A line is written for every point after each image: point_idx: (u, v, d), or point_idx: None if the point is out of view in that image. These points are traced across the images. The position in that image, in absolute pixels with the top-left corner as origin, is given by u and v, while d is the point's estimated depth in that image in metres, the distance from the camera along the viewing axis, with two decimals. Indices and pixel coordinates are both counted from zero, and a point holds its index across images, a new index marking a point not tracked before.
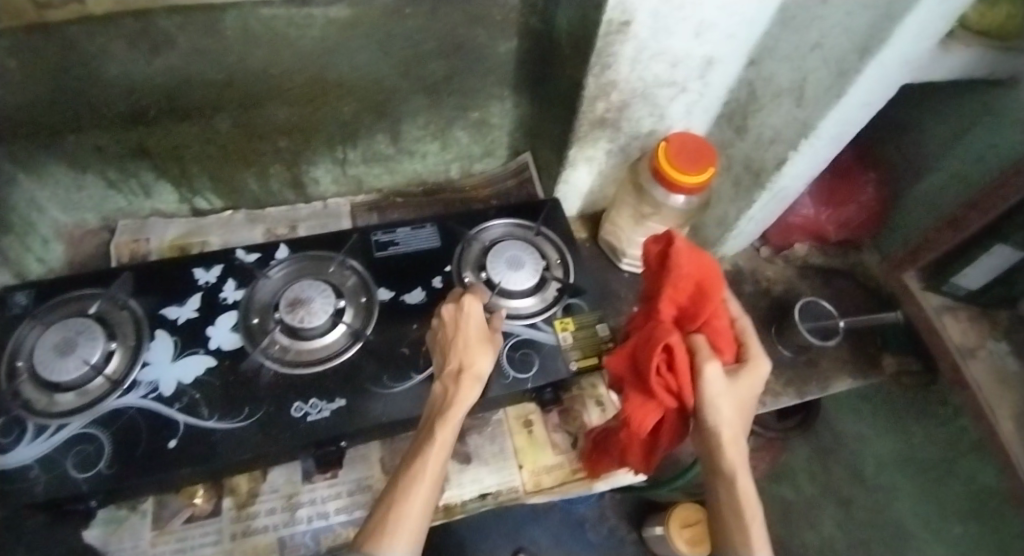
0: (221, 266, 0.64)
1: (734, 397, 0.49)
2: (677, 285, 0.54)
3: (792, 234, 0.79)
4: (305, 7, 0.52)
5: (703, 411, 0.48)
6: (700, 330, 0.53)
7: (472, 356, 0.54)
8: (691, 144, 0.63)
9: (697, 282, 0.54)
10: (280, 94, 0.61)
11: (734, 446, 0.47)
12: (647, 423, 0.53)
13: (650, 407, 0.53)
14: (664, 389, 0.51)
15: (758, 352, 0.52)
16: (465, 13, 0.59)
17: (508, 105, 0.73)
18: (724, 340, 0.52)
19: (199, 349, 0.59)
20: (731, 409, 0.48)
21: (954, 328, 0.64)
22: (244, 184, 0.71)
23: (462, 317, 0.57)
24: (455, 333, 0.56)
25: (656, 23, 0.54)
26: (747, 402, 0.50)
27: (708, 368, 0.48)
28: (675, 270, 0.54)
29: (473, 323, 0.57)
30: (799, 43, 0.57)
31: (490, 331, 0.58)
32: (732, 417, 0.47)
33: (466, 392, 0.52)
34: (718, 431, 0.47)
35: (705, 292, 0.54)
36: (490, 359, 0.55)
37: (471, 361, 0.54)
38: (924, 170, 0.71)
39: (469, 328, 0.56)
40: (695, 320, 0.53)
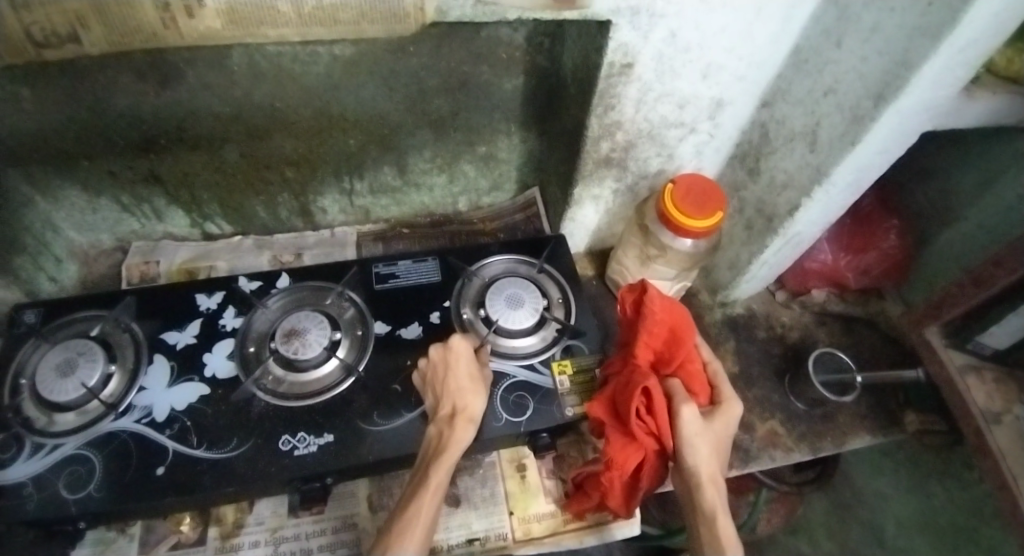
0: (223, 293, 0.65)
1: (711, 437, 0.51)
2: (653, 330, 0.57)
3: (810, 279, 0.76)
4: (310, 45, 0.54)
5: (682, 452, 0.50)
6: (675, 373, 0.56)
7: (465, 398, 0.54)
8: (700, 186, 0.61)
9: (670, 328, 0.58)
10: (288, 126, 0.62)
11: (712, 484, 0.49)
12: (628, 465, 0.53)
13: (632, 450, 0.53)
14: (644, 430, 0.52)
15: (729, 393, 0.55)
16: (470, 51, 0.59)
17: (515, 141, 0.73)
18: (697, 382, 0.55)
19: (193, 376, 0.59)
20: (707, 448, 0.50)
21: (979, 389, 0.60)
22: (253, 211, 0.72)
23: (454, 355, 0.56)
24: (447, 372, 0.56)
25: (659, 64, 0.54)
26: (722, 441, 0.52)
27: (685, 408, 0.50)
28: (650, 316, 0.57)
29: (464, 364, 0.56)
30: (812, 86, 0.55)
31: (479, 368, 0.58)
32: (709, 456, 0.50)
33: (460, 434, 0.51)
34: (696, 469, 0.49)
35: (677, 337, 0.57)
36: (481, 401, 0.54)
37: (465, 403, 0.53)
38: (950, 219, 0.68)
39: (459, 367, 0.55)
40: (670, 364, 0.57)
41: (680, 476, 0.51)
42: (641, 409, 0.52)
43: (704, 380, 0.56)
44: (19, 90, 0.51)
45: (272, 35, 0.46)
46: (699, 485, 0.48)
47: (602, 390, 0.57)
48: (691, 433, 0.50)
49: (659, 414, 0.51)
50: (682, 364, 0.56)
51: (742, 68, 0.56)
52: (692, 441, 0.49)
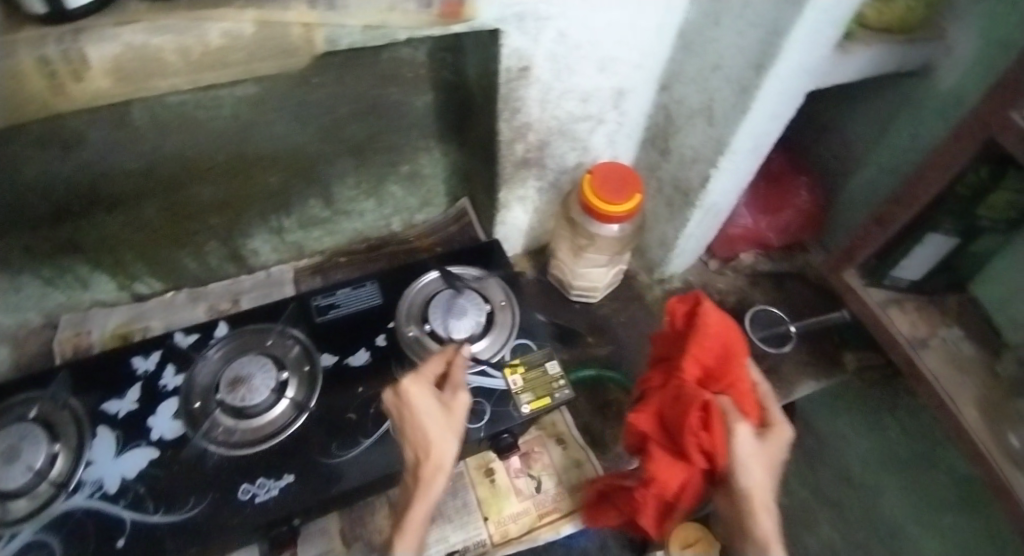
0: (160, 352, 0.64)
1: (766, 457, 0.47)
2: (704, 344, 0.55)
3: (735, 244, 0.78)
4: (211, 91, 0.53)
5: (735, 472, 0.46)
6: (725, 391, 0.53)
7: (430, 444, 0.47)
8: (617, 172, 0.64)
9: (723, 343, 0.55)
10: (207, 171, 0.62)
11: (765, 512, 0.45)
12: (671, 484, 0.51)
13: (678, 467, 0.51)
14: (696, 447, 0.48)
15: (781, 417, 0.52)
16: (376, 75, 0.60)
17: (437, 155, 0.74)
18: (748, 402, 0.53)
19: (140, 442, 0.58)
20: (762, 470, 0.46)
21: (902, 320, 0.64)
22: (181, 264, 0.71)
23: (414, 399, 0.49)
24: (407, 416, 0.49)
25: (555, 64, 0.56)
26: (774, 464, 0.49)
27: (741, 428, 0.46)
28: (704, 329, 0.55)
29: (429, 404, 0.49)
30: (700, 65, 0.58)
31: (446, 402, 0.50)
32: (763, 477, 0.45)
33: (429, 487, 0.47)
34: (749, 491, 0.45)
35: (730, 353, 0.55)
36: (450, 448, 0.48)
37: (428, 452, 0.47)
38: (853, 168, 0.72)
39: (416, 415, 0.48)
40: (720, 381, 0.54)
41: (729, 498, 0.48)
42: (697, 425, 0.48)
43: (755, 400, 0.53)
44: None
45: (162, 85, 0.45)
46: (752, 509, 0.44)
47: (651, 406, 0.55)
48: (746, 455, 0.45)
49: (715, 432, 0.47)
50: (734, 382, 0.53)
51: (635, 57, 0.59)
52: (748, 463, 0.45)
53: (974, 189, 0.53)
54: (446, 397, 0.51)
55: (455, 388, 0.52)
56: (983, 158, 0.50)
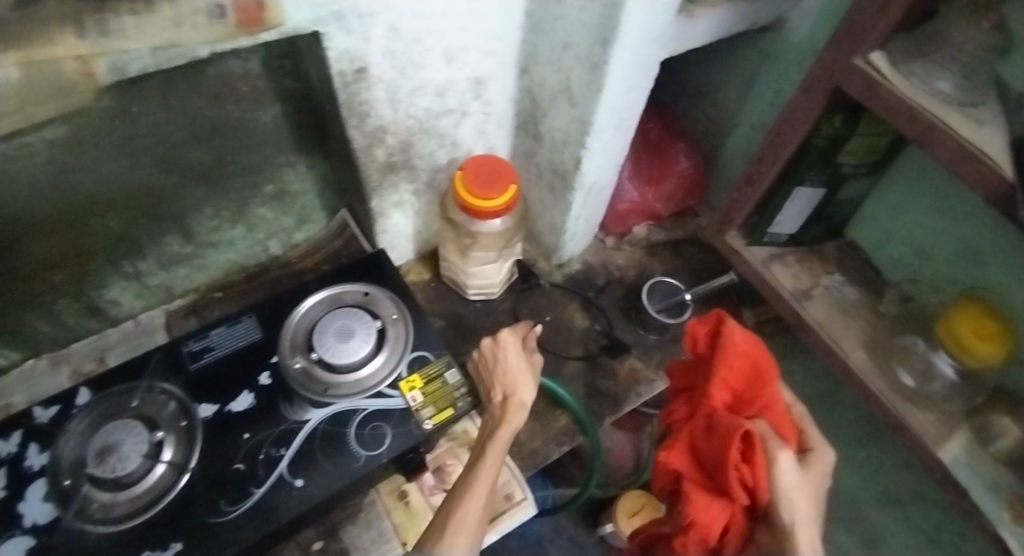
0: (21, 431, 0.57)
1: (807, 486, 0.44)
2: (732, 364, 0.49)
3: (627, 219, 0.78)
4: (15, 139, 0.46)
5: (777, 508, 0.42)
6: (760, 416, 0.48)
7: (516, 384, 0.60)
8: (488, 165, 0.61)
9: (753, 362, 0.49)
10: (31, 229, 0.54)
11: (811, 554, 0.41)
12: (714, 527, 0.46)
13: (718, 508, 0.46)
14: (737, 484, 0.43)
15: (821, 440, 0.50)
16: (205, 94, 0.54)
17: (302, 170, 0.69)
18: (786, 426, 0.48)
19: (14, 531, 0.52)
20: (804, 501, 0.43)
21: (786, 275, 0.65)
22: (34, 330, 0.63)
23: (505, 347, 0.62)
24: (497, 361, 0.62)
25: (395, 62, 0.52)
26: (816, 491, 0.46)
27: (783, 457, 0.43)
28: (731, 348, 0.49)
29: (515, 355, 0.62)
30: (552, 45, 0.56)
31: (528, 357, 0.63)
32: (808, 510, 0.43)
33: (513, 416, 0.57)
34: (793, 527, 0.42)
35: (762, 374, 0.49)
36: (530, 387, 0.59)
37: (516, 389, 0.59)
38: (728, 128, 0.72)
39: (507, 357, 0.62)
40: (753, 405, 0.48)
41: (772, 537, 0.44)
42: (737, 459, 0.44)
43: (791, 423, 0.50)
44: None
45: None
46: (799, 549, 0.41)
47: (684, 440, 0.49)
48: (790, 487, 0.42)
49: (757, 467, 0.43)
50: (768, 404, 0.48)
51: (483, 43, 0.56)
52: (792, 497, 0.42)
53: (832, 139, 0.53)
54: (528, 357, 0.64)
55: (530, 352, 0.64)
56: (835, 109, 0.50)
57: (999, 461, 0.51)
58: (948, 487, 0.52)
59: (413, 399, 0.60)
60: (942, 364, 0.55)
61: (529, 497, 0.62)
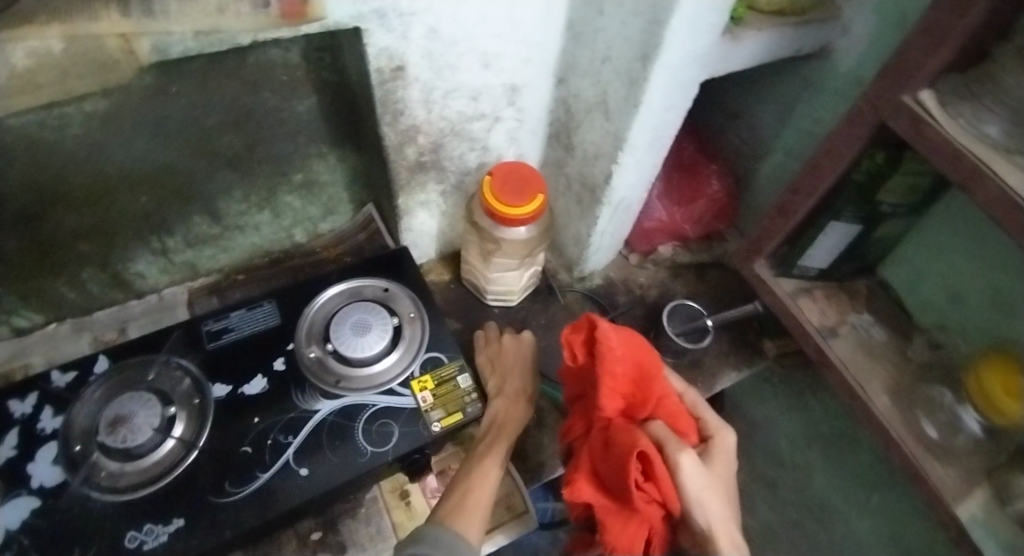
0: (37, 393, 0.58)
1: (712, 482, 0.46)
2: (616, 372, 0.49)
3: (653, 237, 0.77)
4: (54, 109, 0.47)
5: (691, 510, 0.44)
6: (653, 417, 0.50)
7: (529, 386, 0.65)
8: (516, 172, 0.61)
9: (634, 366, 0.51)
10: (61, 201, 0.56)
11: (731, 544, 0.43)
12: (635, 546, 0.45)
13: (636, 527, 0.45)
14: (647, 502, 0.44)
15: (717, 423, 0.54)
16: (245, 79, 0.55)
17: (332, 161, 0.70)
18: (679, 421, 0.51)
19: (20, 491, 0.53)
20: (714, 498, 0.45)
21: (812, 308, 0.64)
22: (60, 295, 0.65)
23: (528, 346, 0.67)
24: (516, 358, 0.66)
25: (433, 62, 0.52)
26: (725, 479, 0.48)
27: (685, 459, 0.45)
28: (609, 356, 0.49)
29: (530, 355, 0.67)
30: (591, 58, 0.56)
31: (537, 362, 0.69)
32: (718, 504, 0.45)
33: (523, 415, 0.62)
34: (711, 529, 0.44)
35: (645, 374, 0.51)
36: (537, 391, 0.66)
37: (528, 390, 0.64)
38: (762, 154, 0.71)
39: (526, 357, 0.67)
40: (645, 406, 0.50)
41: (692, 537, 0.45)
42: (641, 478, 0.44)
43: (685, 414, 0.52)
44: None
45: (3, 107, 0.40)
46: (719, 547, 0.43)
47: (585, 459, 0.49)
48: (696, 487, 0.44)
49: (660, 478, 0.44)
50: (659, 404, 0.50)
51: (521, 50, 0.56)
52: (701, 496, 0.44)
53: (870, 175, 0.52)
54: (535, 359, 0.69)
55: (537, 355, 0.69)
56: (877, 144, 0.49)
57: (1018, 524, 0.48)
58: (962, 544, 0.50)
59: (424, 400, 0.60)
60: (967, 416, 0.53)
61: (531, 512, 0.62)
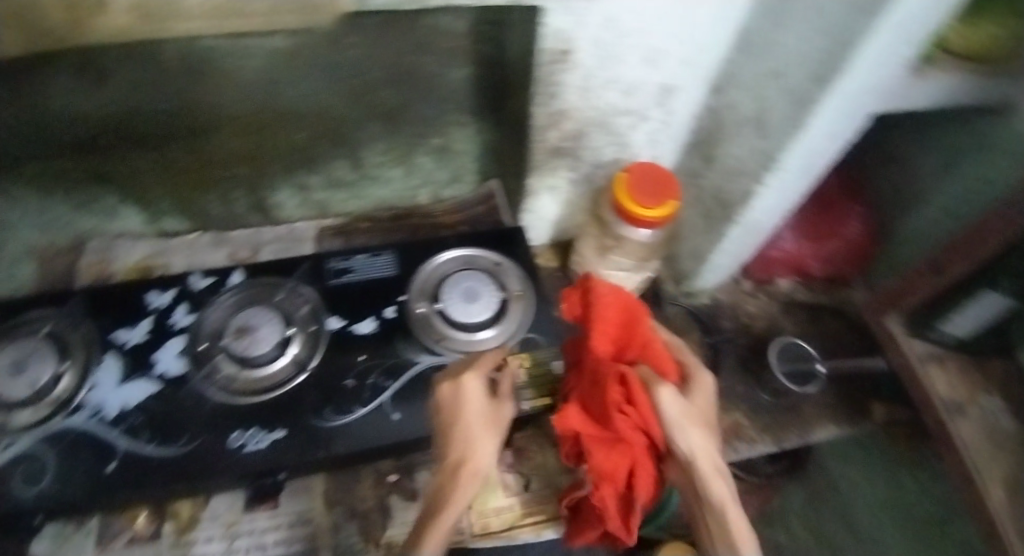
0: (175, 290, 0.64)
1: (695, 413, 0.43)
2: (603, 314, 0.49)
3: (773, 268, 0.75)
4: (243, 41, 0.51)
5: (673, 439, 0.42)
6: (639, 358, 0.49)
7: (470, 450, 0.44)
8: (651, 172, 0.60)
9: (623, 309, 0.50)
10: (230, 122, 0.62)
11: (716, 473, 0.40)
12: (619, 475, 0.45)
13: (618, 455, 0.45)
14: (626, 425, 0.44)
15: (696, 364, 0.50)
16: (413, 41, 0.57)
17: (471, 132, 0.72)
18: (664, 361, 0.49)
19: (144, 375, 0.59)
20: (697, 427, 0.42)
21: (940, 379, 0.60)
22: (208, 208, 0.72)
23: (467, 393, 0.47)
24: (457, 418, 0.46)
25: (601, 51, 0.52)
26: (707, 413, 0.45)
27: (663, 387, 0.43)
28: (600, 300, 0.49)
29: (480, 404, 0.47)
30: (757, 71, 0.54)
31: (495, 413, 0.47)
32: (702, 435, 0.42)
33: (460, 492, 0.42)
34: (692, 455, 0.41)
35: (633, 316, 0.50)
36: (491, 454, 0.44)
37: (470, 454, 0.44)
38: (913, 204, 0.66)
39: (471, 413, 0.46)
40: (631, 349, 0.49)
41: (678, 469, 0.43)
42: (620, 401, 0.44)
43: (672, 358, 0.50)
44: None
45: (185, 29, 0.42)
46: (701, 473, 0.40)
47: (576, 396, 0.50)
48: (677, 416, 0.42)
49: (640, 405, 0.44)
50: (644, 345, 0.49)
51: (686, 52, 0.55)
52: (682, 423, 0.41)
53: None
54: (498, 406, 0.49)
55: (502, 396, 0.50)
56: None
57: None
58: None
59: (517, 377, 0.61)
60: None
61: None
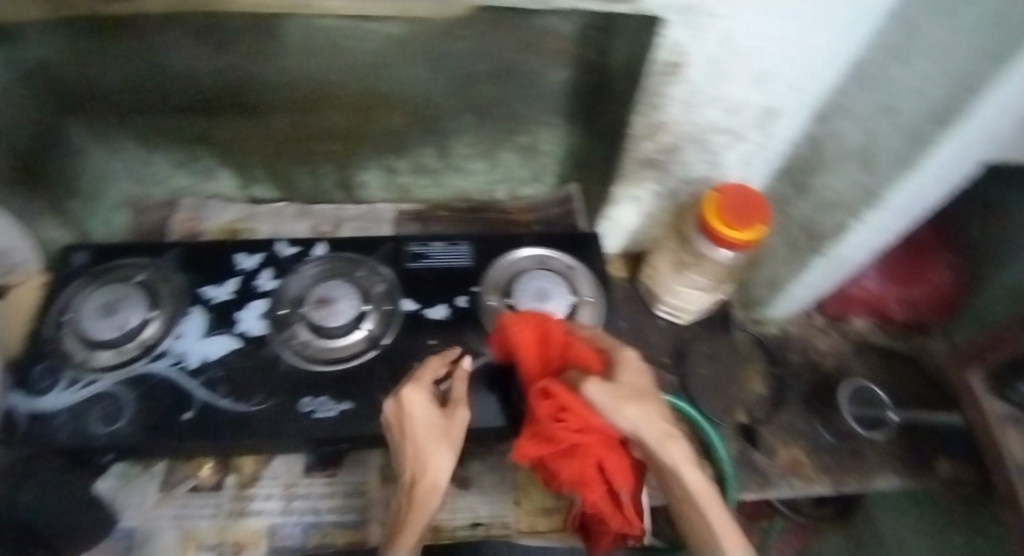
0: (262, 254, 0.67)
1: (630, 392, 0.43)
2: (522, 340, 0.54)
3: (851, 305, 0.75)
4: (361, 23, 0.53)
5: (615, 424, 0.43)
6: (566, 362, 0.51)
7: (425, 464, 0.45)
8: (745, 195, 0.58)
9: (539, 327, 0.54)
10: (333, 99, 0.64)
11: (665, 440, 0.43)
12: (590, 473, 0.48)
13: (579, 458, 0.47)
14: (569, 432, 0.46)
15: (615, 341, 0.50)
16: (519, 41, 0.57)
17: (559, 134, 0.72)
18: (588, 356, 0.50)
19: (227, 331, 0.61)
20: (632, 404, 0.43)
21: (1015, 439, 0.56)
22: (297, 179, 0.75)
23: (409, 408, 0.47)
24: (405, 433, 0.47)
25: (712, 68, 0.51)
26: (640, 386, 0.46)
27: (587, 383, 0.43)
28: (515, 330, 0.54)
29: (426, 415, 0.47)
30: (870, 104, 0.53)
31: (444, 420, 0.48)
32: (637, 409, 0.43)
33: (422, 507, 0.44)
34: (637, 431, 0.42)
35: (547, 330, 0.54)
36: (445, 464, 0.45)
37: (425, 469, 0.45)
38: (1007, 260, 0.64)
39: (416, 427, 0.46)
40: (556, 356, 0.52)
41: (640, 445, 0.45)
42: (557, 412, 0.46)
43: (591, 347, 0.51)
44: (82, 45, 0.55)
45: None
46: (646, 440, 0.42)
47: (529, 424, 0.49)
48: (608, 403, 0.42)
49: (572, 407, 0.45)
50: (567, 348, 0.52)
51: (798, 78, 0.53)
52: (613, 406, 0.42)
53: None
54: (448, 413, 0.49)
55: (454, 402, 0.51)
56: None
57: None
58: None
59: None
60: None
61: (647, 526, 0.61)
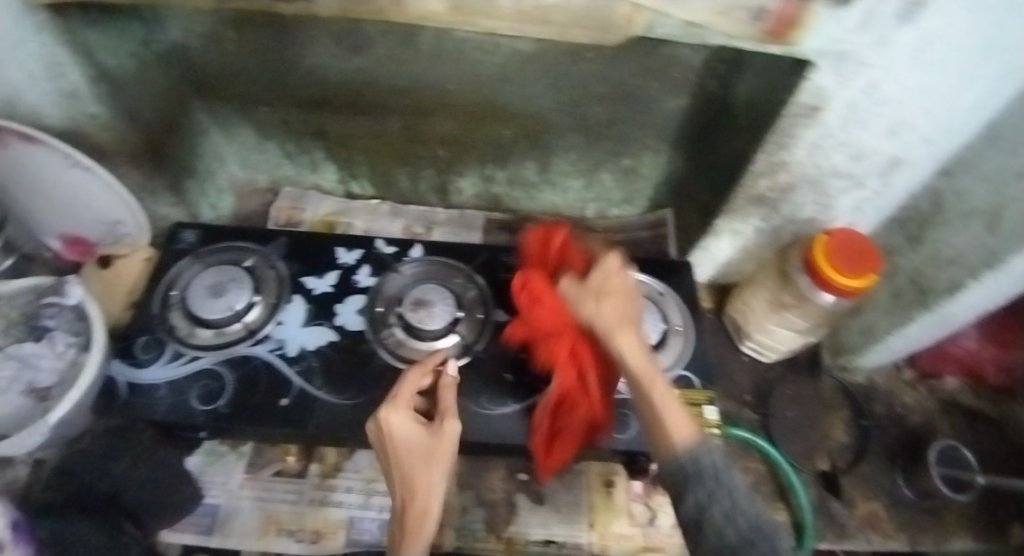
0: (361, 251, 0.68)
1: (597, 288, 0.46)
2: (529, 251, 0.62)
3: (944, 363, 0.73)
4: (494, 38, 0.54)
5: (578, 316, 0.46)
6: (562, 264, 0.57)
7: (415, 479, 0.43)
8: (855, 238, 0.57)
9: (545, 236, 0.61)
10: (447, 107, 0.65)
11: (617, 333, 0.43)
12: (563, 358, 0.55)
13: (554, 340, 0.55)
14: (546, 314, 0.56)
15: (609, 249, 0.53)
16: (644, 66, 0.58)
17: (661, 159, 0.72)
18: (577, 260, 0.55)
19: (324, 322, 0.63)
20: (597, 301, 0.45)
21: None
22: (396, 180, 0.77)
23: (390, 424, 0.46)
24: (391, 450, 0.45)
25: (849, 114, 0.51)
26: (613, 288, 0.46)
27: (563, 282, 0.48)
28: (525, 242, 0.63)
29: (411, 431, 0.46)
30: (1002, 165, 0.50)
31: (431, 432, 0.46)
32: (600, 305, 0.44)
33: (418, 526, 0.41)
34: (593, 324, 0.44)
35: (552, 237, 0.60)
36: (436, 476, 0.43)
37: (417, 485, 0.43)
38: None
39: (400, 443, 0.45)
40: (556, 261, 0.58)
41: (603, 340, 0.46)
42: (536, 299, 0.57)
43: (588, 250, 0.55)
44: (228, 35, 0.57)
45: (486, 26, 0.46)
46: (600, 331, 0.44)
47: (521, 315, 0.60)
48: (575, 296, 0.46)
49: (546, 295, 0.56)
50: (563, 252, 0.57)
51: (931, 131, 0.52)
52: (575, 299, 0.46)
53: None
54: (437, 427, 0.47)
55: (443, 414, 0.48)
56: None
57: None
58: None
59: None
60: None
61: None
